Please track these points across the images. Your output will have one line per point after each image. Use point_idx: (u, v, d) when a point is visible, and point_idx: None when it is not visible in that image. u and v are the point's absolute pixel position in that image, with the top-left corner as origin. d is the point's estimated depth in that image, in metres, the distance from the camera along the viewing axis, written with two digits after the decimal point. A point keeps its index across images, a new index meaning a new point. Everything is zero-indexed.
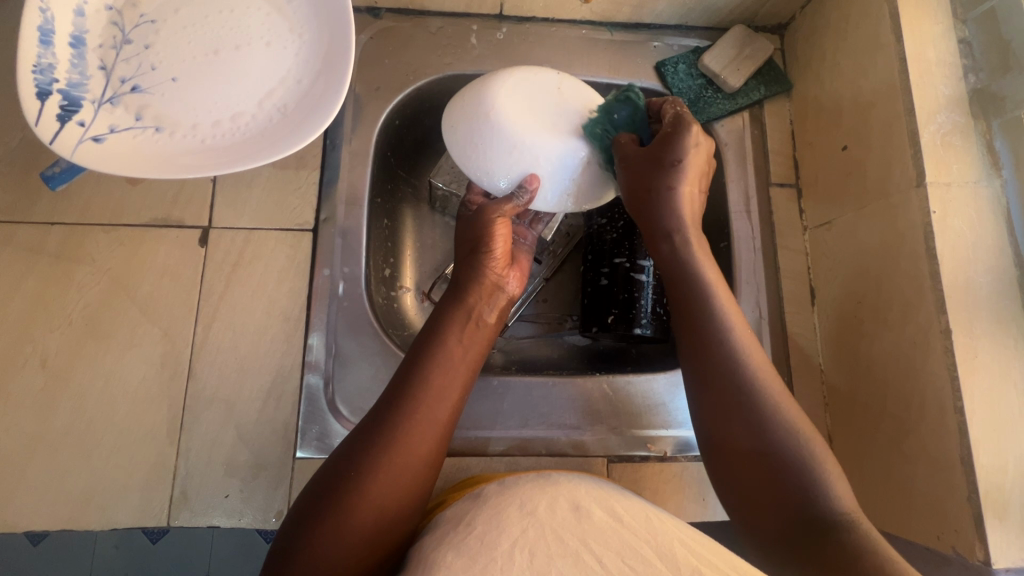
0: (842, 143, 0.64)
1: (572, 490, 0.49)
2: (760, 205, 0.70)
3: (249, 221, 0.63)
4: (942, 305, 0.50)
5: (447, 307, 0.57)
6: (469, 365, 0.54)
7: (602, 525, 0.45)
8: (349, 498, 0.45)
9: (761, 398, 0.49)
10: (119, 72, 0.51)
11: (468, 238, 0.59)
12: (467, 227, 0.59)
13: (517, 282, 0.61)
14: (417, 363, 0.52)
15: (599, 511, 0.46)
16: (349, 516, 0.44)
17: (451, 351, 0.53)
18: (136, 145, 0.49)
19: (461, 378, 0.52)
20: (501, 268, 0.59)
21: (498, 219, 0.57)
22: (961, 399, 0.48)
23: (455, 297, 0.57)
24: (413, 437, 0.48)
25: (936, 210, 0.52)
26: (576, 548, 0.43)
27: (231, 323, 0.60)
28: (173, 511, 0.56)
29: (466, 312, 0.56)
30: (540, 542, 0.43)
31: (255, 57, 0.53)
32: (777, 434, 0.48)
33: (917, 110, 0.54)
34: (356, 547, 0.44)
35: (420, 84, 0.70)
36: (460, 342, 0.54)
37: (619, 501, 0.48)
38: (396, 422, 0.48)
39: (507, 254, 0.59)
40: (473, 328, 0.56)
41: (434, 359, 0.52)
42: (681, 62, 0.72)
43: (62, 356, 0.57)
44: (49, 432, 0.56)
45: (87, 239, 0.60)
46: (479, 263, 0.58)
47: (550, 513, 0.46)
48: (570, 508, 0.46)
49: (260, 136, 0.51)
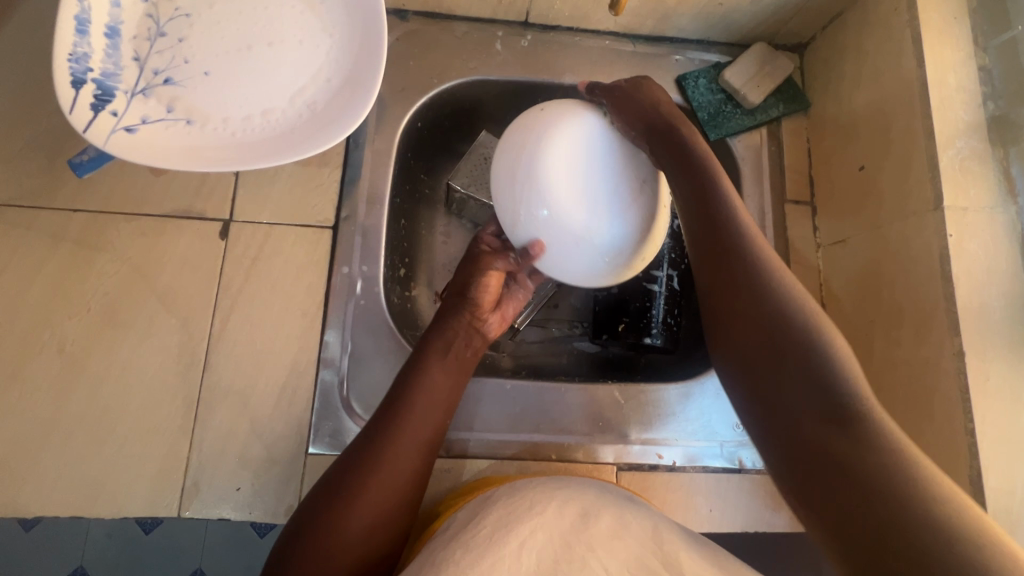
0: (859, 163, 0.65)
1: (583, 497, 0.51)
2: (775, 220, 0.71)
3: (270, 216, 0.63)
4: (955, 328, 0.51)
5: (431, 340, 0.57)
6: (453, 384, 0.55)
7: (607, 531, 0.48)
8: (324, 531, 0.45)
9: (783, 308, 0.47)
10: (152, 64, 0.51)
11: (467, 271, 0.61)
12: (459, 273, 0.62)
13: (496, 325, 0.63)
14: (404, 382, 0.53)
15: (606, 518, 0.49)
16: (330, 551, 0.45)
17: (438, 373, 0.54)
18: (168, 137, 0.50)
19: (438, 413, 0.53)
20: (488, 305, 0.61)
21: (495, 270, 0.60)
22: (972, 421, 0.49)
23: (439, 332, 0.58)
24: (397, 456, 0.49)
25: (952, 233, 0.53)
26: (583, 554, 0.46)
27: (249, 317, 0.60)
28: (183, 501, 0.56)
29: (448, 345, 0.57)
30: (547, 547, 0.46)
31: (287, 54, 0.54)
32: (838, 395, 0.43)
33: (937, 134, 0.55)
34: (344, 565, 0.45)
35: (444, 88, 0.71)
36: (443, 373, 0.55)
37: (627, 509, 0.50)
38: (380, 442, 0.49)
39: (496, 296, 0.62)
40: (454, 363, 0.56)
41: (420, 379, 0.53)
42: (702, 76, 0.73)
43: (79, 342, 0.58)
44: (63, 418, 0.56)
45: (109, 226, 0.60)
46: (467, 304, 0.60)
47: (558, 516, 0.48)
48: (578, 515, 0.49)
49: (290, 132, 0.52)
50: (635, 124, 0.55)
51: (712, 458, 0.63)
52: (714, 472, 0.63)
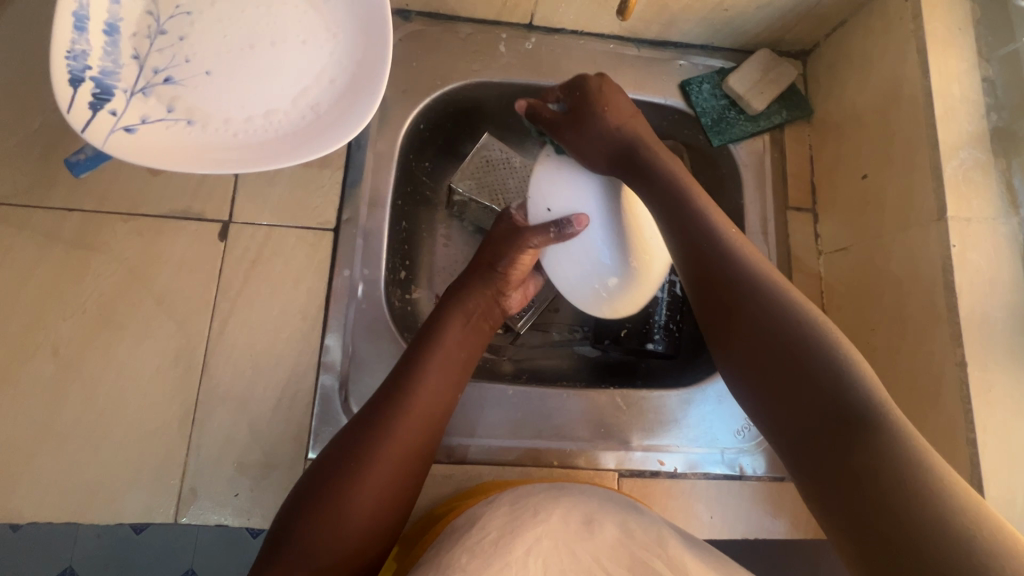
0: (862, 171, 0.65)
1: (587, 503, 0.51)
2: (778, 227, 0.71)
3: (270, 218, 0.62)
4: (958, 338, 0.51)
5: (448, 309, 0.59)
6: (465, 359, 0.57)
7: (612, 539, 0.47)
8: (343, 488, 0.46)
9: (773, 307, 0.44)
10: (152, 62, 0.50)
11: (491, 250, 0.62)
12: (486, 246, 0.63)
13: (518, 300, 0.65)
14: (416, 359, 0.54)
15: (611, 526, 0.49)
16: (348, 509, 0.46)
17: (451, 346, 0.56)
18: (168, 137, 0.49)
19: (452, 376, 0.55)
20: (510, 283, 0.62)
21: (529, 249, 0.60)
22: (974, 431, 0.49)
23: (457, 302, 0.59)
24: (410, 424, 0.50)
25: (955, 244, 0.53)
26: (588, 563, 0.45)
27: (248, 319, 0.60)
28: (180, 507, 0.55)
29: (465, 314, 0.59)
30: (553, 554, 0.45)
31: (290, 54, 0.53)
32: (846, 400, 0.39)
33: (941, 145, 0.55)
34: (347, 536, 0.45)
35: (447, 90, 0.70)
36: (459, 341, 0.57)
37: (631, 516, 0.50)
38: (392, 409, 0.50)
39: (522, 275, 0.63)
40: (470, 332, 0.59)
41: (434, 351, 0.55)
42: (706, 81, 0.73)
43: (74, 345, 0.56)
44: (57, 422, 0.55)
45: (105, 227, 0.59)
46: (487, 278, 0.61)
47: (563, 523, 0.48)
48: (584, 521, 0.48)
49: (293, 134, 0.51)
50: (608, 154, 0.60)
51: (713, 464, 0.64)
52: (715, 478, 0.63)
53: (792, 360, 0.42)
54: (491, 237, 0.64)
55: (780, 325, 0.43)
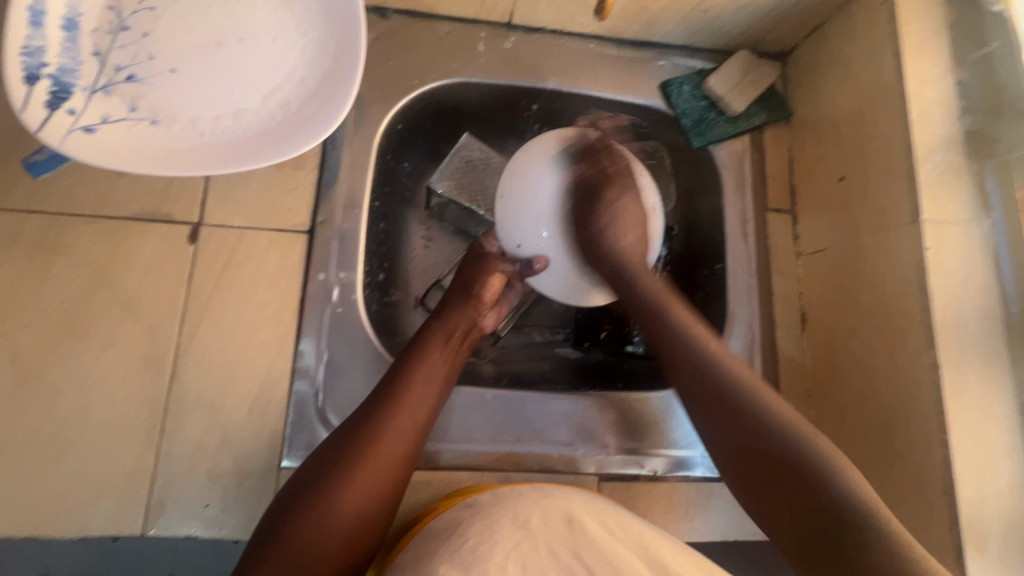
0: (839, 173, 0.65)
1: (566, 501, 0.50)
2: (757, 228, 0.71)
3: (242, 220, 0.61)
4: (931, 339, 0.52)
5: (433, 325, 0.60)
6: (447, 376, 0.57)
7: (593, 538, 0.47)
8: (320, 501, 0.47)
9: (711, 364, 0.52)
10: (114, 59, 0.48)
11: (465, 276, 0.62)
12: (463, 268, 0.63)
13: (495, 319, 0.65)
14: (399, 373, 0.55)
15: (591, 523, 0.48)
16: (322, 522, 0.46)
17: (426, 374, 0.55)
18: (130, 137, 0.47)
19: (435, 392, 0.55)
20: (486, 306, 0.63)
21: (498, 273, 0.61)
22: (947, 432, 0.49)
23: (440, 320, 0.60)
24: (382, 456, 0.50)
25: (929, 246, 0.53)
26: (568, 560, 0.45)
27: (219, 324, 0.58)
28: (148, 519, 0.53)
29: (447, 330, 0.60)
30: (532, 556, 0.45)
31: (260, 52, 0.51)
32: (770, 440, 0.48)
33: (915, 148, 0.56)
34: (323, 556, 0.46)
35: (425, 90, 0.69)
36: (442, 358, 0.57)
37: (610, 515, 0.50)
38: (364, 441, 0.50)
39: (496, 296, 0.63)
40: (453, 350, 0.59)
41: (418, 368, 0.55)
42: (686, 82, 0.73)
43: (35, 352, 0.54)
44: (18, 433, 0.53)
45: (69, 229, 0.57)
46: (465, 298, 0.61)
47: (543, 525, 0.47)
48: (564, 522, 0.48)
49: (263, 134, 0.50)
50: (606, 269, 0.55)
51: (693, 467, 0.63)
52: (696, 481, 0.63)
53: (725, 407, 0.51)
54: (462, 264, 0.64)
55: (729, 400, 0.51)
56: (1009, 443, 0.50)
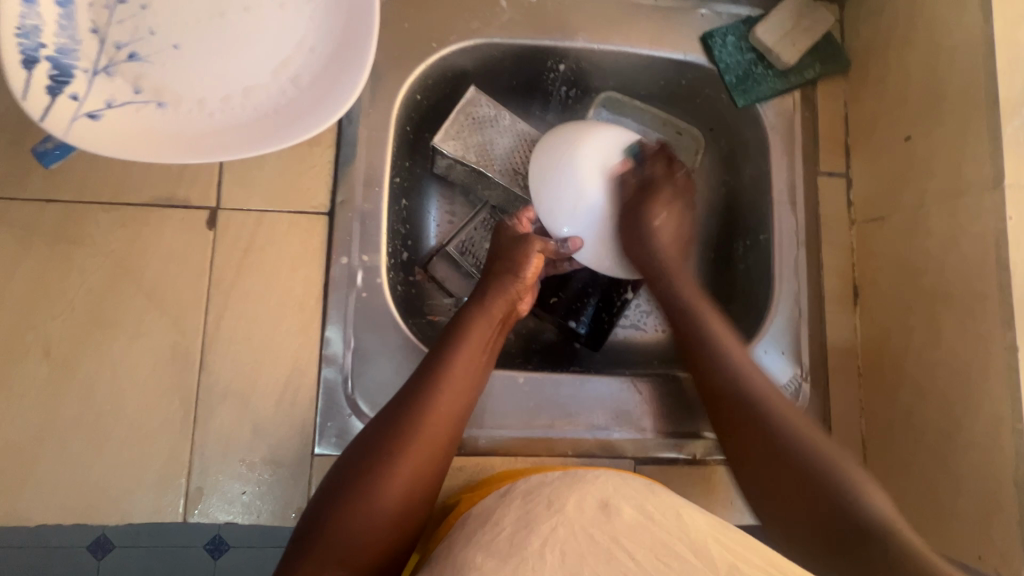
0: (905, 132, 0.58)
1: (602, 487, 0.48)
2: (807, 195, 0.65)
3: (260, 203, 0.58)
4: (1009, 320, 0.47)
5: (473, 309, 0.59)
6: (483, 364, 0.56)
7: (631, 522, 0.43)
8: (366, 496, 0.46)
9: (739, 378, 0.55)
10: (114, 37, 0.45)
11: (504, 257, 0.61)
12: (501, 248, 0.62)
13: (530, 305, 0.64)
14: (440, 362, 0.53)
15: (628, 509, 0.45)
16: (367, 518, 0.46)
17: (467, 359, 0.55)
18: (137, 122, 0.44)
19: (474, 381, 0.55)
20: (528, 288, 0.62)
21: (537, 251, 0.60)
22: (1022, 421, 0.45)
23: (482, 305, 0.59)
24: (426, 442, 0.49)
25: (1012, 215, 0.48)
26: (608, 547, 0.42)
27: (243, 312, 0.57)
28: (189, 506, 0.54)
29: (488, 316, 0.58)
30: (570, 540, 0.42)
31: (265, 20, 0.47)
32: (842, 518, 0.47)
33: (1002, 101, 0.49)
34: (366, 551, 0.45)
35: (444, 53, 0.64)
36: (482, 346, 0.56)
37: (649, 503, 0.47)
38: (409, 429, 0.49)
39: (534, 280, 0.62)
40: (492, 336, 0.58)
41: (459, 356, 0.54)
42: (730, 33, 0.66)
43: (66, 344, 0.54)
44: (56, 424, 0.53)
45: (87, 219, 0.56)
46: (506, 282, 0.60)
47: (578, 511, 0.44)
48: (599, 511, 0.46)
49: (274, 113, 0.46)
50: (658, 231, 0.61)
51: None
52: None
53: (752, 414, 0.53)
54: (494, 246, 0.63)
55: (744, 398, 0.54)
56: None
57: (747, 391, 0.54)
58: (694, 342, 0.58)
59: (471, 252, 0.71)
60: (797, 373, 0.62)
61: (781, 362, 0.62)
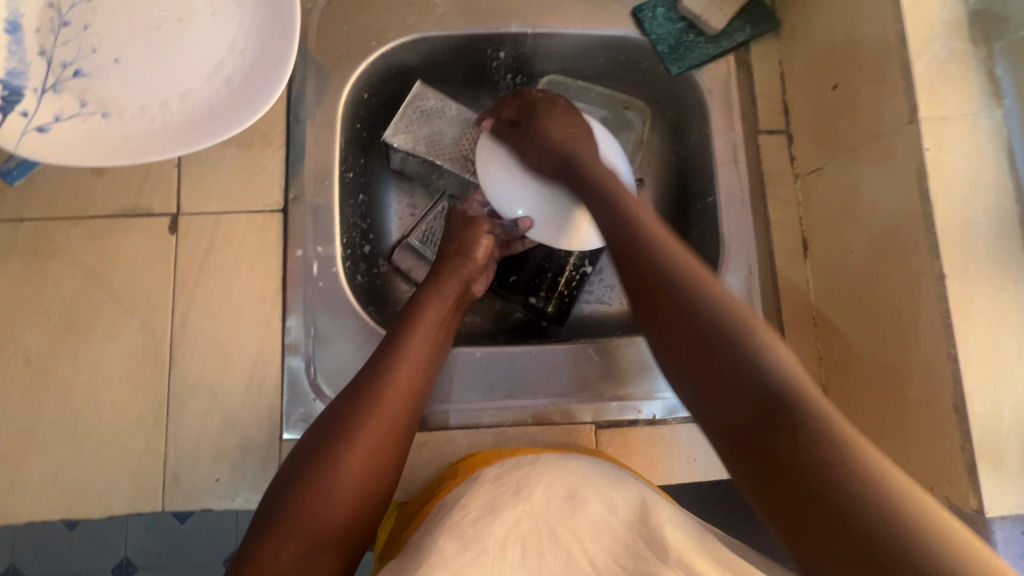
0: (832, 82, 0.60)
1: (573, 476, 0.47)
2: (749, 154, 0.67)
3: (218, 205, 0.61)
4: (935, 249, 0.47)
5: (427, 292, 0.61)
6: (440, 341, 0.58)
7: (595, 517, 0.44)
8: (326, 473, 0.48)
9: (682, 290, 0.42)
10: (60, 57, 0.49)
11: (455, 241, 0.64)
12: (452, 233, 0.65)
13: (486, 285, 0.66)
14: (395, 342, 0.56)
15: (594, 499, 0.45)
16: (330, 493, 0.47)
17: (422, 337, 0.57)
18: (84, 133, 0.47)
19: (430, 357, 0.57)
20: (479, 267, 0.64)
21: (485, 235, 0.64)
22: (955, 346, 0.46)
23: (436, 287, 0.61)
24: (384, 415, 0.51)
25: (929, 147, 0.48)
26: (568, 545, 0.42)
27: (208, 308, 0.60)
28: (166, 496, 0.56)
29: (443, 297, 0.61)
30: (533, 536, 0.43)
31: (199, 30, 0.51)
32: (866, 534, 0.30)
33: (910, 38, 0.50)
34: (330, 526, 0.47)
35: (385, 51, 0.67)
36: (437, 325, 0.59)
37: (615, 486, 0.46)
38: (365, 406, 0.51)
39: (487, 259, 0.64)
40: (448, 315, 0.60)
41: (413, 333, 0.57)
42: (659, 5, 0.68)
43: (44, 351, 0.58)
44: (39, 427, 0.56)
45: (58, 233, 0.60)
46: (458, 264, 0.63)
47: (544, 501, 0.45)
48: (565, 496, 0.45)
49: (211, 113, 0.49)
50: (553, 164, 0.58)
51: None
52: None
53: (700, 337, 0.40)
54: (446, 232, 0.66)
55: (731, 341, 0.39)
56: None
57: (727, 329, 0.40)
58: (648, 257, 0.45)
59: (432, 240, 0.73)
60: None
61: None
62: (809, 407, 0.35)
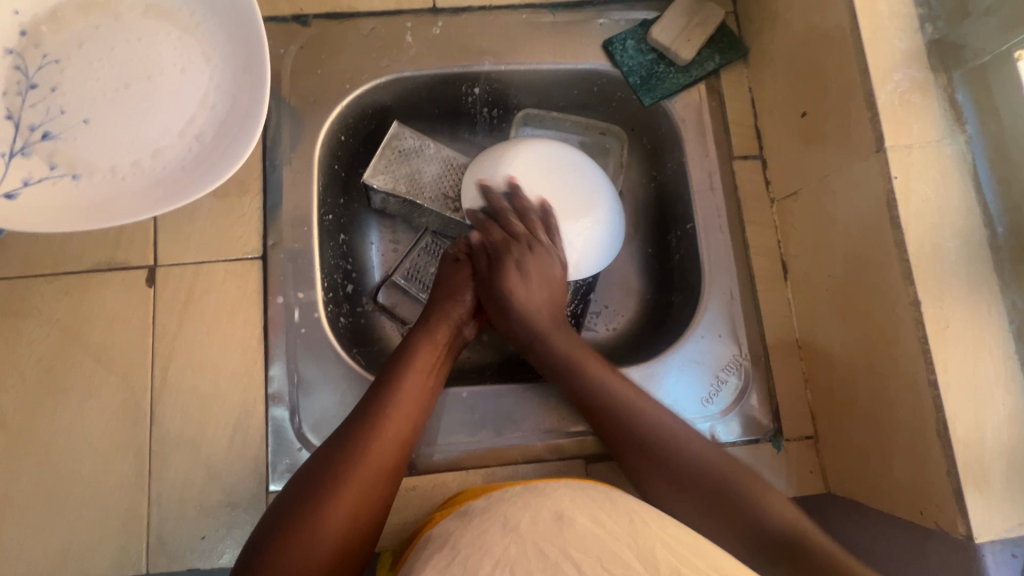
0: (801, 109, 0.61)
1: (558, 500, 0.45)
2: (724, 181, 0.67)
3: (196, 255, 0.61)
4: (909, 275, 0.48)
5: (419, 336, 0.60)
6: (430, 387, 0.58)
7: (584, 533, 0.42)
8: (309, 525, 0.46)
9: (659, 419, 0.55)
10: (27, 119, 0.48)
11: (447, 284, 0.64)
12: (446, 276, 0.64)
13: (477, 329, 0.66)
14: (385, 388, 0.55)
15: (582, 518, 0.43)
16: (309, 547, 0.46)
17: (412, 385, 0.56)
18: (54, 196, 0.46)
19: (419, 405, 0.56)
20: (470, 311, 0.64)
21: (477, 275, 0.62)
22: (934, 371, 0.46)
23: (427, 330, 0.61)
24: (371, 465, 0.51)
25: (896, 174, 0.49)
26: (556, 560, 0.39)
27: (189, 361, 0.59)
28: (150, 557, 0.55)
29: (433, 341, 0.60)
30: (522, 558, 0.40)
31: (169, 88, 0.51)
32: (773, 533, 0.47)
33: (872, 69, 0.51)
34: None
35: (360, 92, 0.67)
36: (427, 371, 0.58)
37: (605, 509, 0.44)
38: (352, 456, 0.50)
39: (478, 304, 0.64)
40: (438, 361, 0.60)
41: (403, 380, 0.56)
42: (629, 37, 0.69)
43: (19, 414, 0.56)
44: (16, 493, 0.55)
45: (32, 292, 0.59)
46: (450, 307, 0.62)
47: (532, 525, 0.42)
48: (552, 518, 0.43)
49: (184, 169, 0.49)
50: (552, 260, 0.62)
51: None
52: None
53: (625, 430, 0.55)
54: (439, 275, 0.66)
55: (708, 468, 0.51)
56: (1006, 375, 0.46)
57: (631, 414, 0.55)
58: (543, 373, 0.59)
59: (417, 278, 0.72)
60: (736, 354, 0.63)
61: (720, 344, 0.63)
62: (743, 497, 0.50)
